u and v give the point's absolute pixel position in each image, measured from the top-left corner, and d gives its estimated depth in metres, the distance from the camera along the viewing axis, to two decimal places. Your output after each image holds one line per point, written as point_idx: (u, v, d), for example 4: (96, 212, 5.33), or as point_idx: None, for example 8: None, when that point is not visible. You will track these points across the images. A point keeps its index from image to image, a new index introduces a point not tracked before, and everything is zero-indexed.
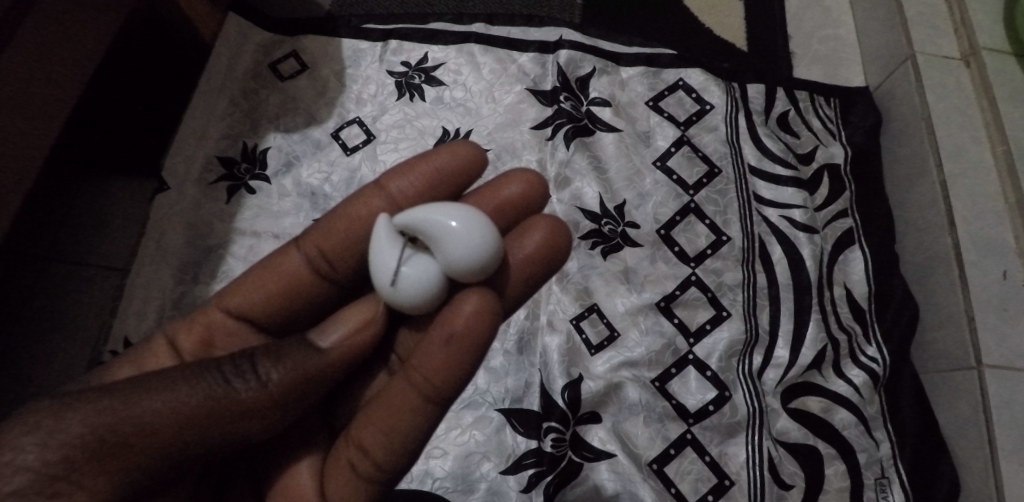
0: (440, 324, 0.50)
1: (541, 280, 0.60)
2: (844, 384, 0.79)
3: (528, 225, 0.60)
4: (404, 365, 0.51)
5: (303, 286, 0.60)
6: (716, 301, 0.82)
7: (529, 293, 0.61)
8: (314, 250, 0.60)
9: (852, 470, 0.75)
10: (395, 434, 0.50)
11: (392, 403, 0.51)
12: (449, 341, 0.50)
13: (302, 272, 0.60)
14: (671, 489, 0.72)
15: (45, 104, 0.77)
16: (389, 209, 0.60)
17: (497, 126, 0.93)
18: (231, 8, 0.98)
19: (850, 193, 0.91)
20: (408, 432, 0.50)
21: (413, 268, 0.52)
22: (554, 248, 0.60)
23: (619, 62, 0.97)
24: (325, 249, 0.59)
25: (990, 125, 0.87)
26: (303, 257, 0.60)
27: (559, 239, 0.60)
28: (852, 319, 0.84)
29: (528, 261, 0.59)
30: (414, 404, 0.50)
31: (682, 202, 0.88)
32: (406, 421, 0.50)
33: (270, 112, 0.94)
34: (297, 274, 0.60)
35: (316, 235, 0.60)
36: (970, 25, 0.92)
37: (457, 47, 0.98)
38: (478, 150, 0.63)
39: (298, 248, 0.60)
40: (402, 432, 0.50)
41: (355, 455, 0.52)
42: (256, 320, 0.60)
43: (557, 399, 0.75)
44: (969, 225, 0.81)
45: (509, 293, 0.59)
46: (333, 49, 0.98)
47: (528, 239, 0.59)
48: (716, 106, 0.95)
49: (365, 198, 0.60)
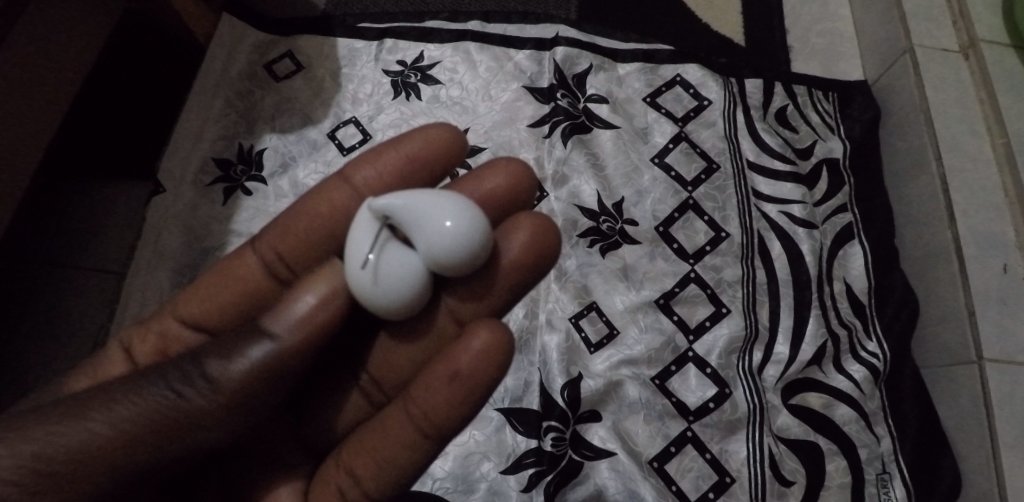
0: (445, 359, 0.51)
1: (532, 278, 0.58)
2: (845, 380, 0.79)
3: (514, 221, 0.57)
4: (405, 393, 0.52)
5: (260, 292, 0.59)
6: (715, 297, 0.82)
7: (522, 292, 0.58)
8: (274, 254, 0.59)
9: (853, 466, 0.75)
10: (387, 463, 0.51)
11: (388, 433, 0.52)
12: (452, 377, 0.50)
13: (259, 277, 0.59)
14: (671, 487, 0.72)
15: (34, 108, 0.77)
16: (354, 201, 0.59)
17: (494, 125, 0.92)
18: (226, 8, 0.98)
19: (849, 188, 0.91)
20: (399, 461, 0.51)
21: (393, 262, 0.50)
22: (543, 245, 0.57)
23: (616, 58, 0.97)
24: (284, 252, 0.59)
25: (989, 118, 0.86)
26: (259, 261, 0.60)
27: (547, 235, 0.57)
28: (852, 314, 0.83)
29: (517, 260, 0.56)
30: (409, 435, 0.51)
31: (680, 199, 0.87)
32: (397, 451, 0.51)
33: (266, 113, 0.93)
34: (255, 278, 0.59)
35: (275, 237, 0.59)
36: (969, 17, 0.92)
37: (453, 46, 0.97)
38: (455, 136, 0.62)
39: (254, 250, 0.60)
40: (393, 461, 0.51)
41: (345, 481, 0.53)
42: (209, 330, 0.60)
43: (557, 398, 0.75)
44: (969, 219, 0.81)
45: (497, 292, 0.57)
46: (328, 48, 0.97)
47: (513, 238, 0.56)
48: (714, 102, 0.94)
49: (330, 191, 0.59)
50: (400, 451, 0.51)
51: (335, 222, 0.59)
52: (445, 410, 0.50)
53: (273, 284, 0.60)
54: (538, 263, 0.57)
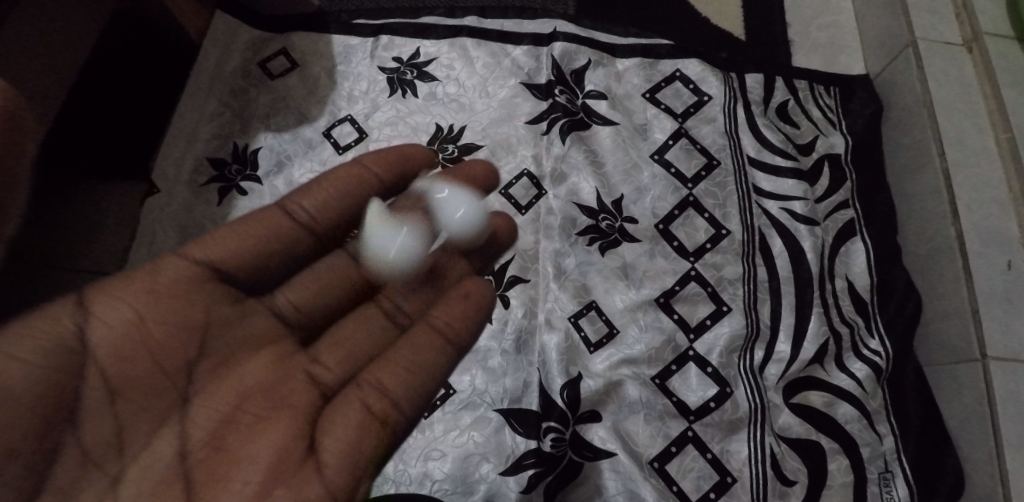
0: (457, 291, 0.63)
1: (487, 260, 0.72)
2: (847, 378, 0.78)
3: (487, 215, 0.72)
4: (428, 317, 0.61)
5: (290, 237, 0.62)
6: (716, 295, 0.81)
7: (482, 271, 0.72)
8: (300, 205, 0.62)
9: (855, 465, 0.75)
10: (415, 377, 0.57)
11: (417, 351, 0.58)
12: (466, 299, 0.62)
13: (289, 226, 0.62)
14: (672, 487, 0.71)
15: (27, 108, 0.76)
16: (370, 180, 0.66)
17: (491, 122, 0.91)
18: (219, 5, 0.97)
19: (851, 184, 0.90)
20: (425, 378, 0.57)
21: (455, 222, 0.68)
22: (502, 236, 0.72)
23: (614, 53, 0.95)
24: (312, 205, 0.63)
25: (993, 112, 0.85)
26: (286, 212, 0.62)
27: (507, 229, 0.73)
28: (854, 311, 0.83)
29: (480, 244, 0.70)
30: (437, 347, 0.59)
31: (680, 196, 0.86)
32: (424, 369, 0.57)
33: (260, 112, 0.93)
34: (280, 225, 0.61)
35: (303, 191, 0.63)
36: (972, 10, 0.90)
37: (449, 42, 0.96)
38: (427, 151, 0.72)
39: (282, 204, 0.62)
40: (419, 377, 0.57)
41: (371, 396, 0.54)
42: (231, 274, 0.59)
43: (556, 398, 0.75)
44: (972, 214, 0.80)
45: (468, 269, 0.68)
46: (323, 45, 0.96)
47: (484, 226, 0.70)
48: (714, 97, 0.93)
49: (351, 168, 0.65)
50: (428, 363, 0.58)
51: (359, 192, 0.65)
52: (466, 329, 0.61)
53: (299, 230, 0.63)
54: (496, 249, 0.72)
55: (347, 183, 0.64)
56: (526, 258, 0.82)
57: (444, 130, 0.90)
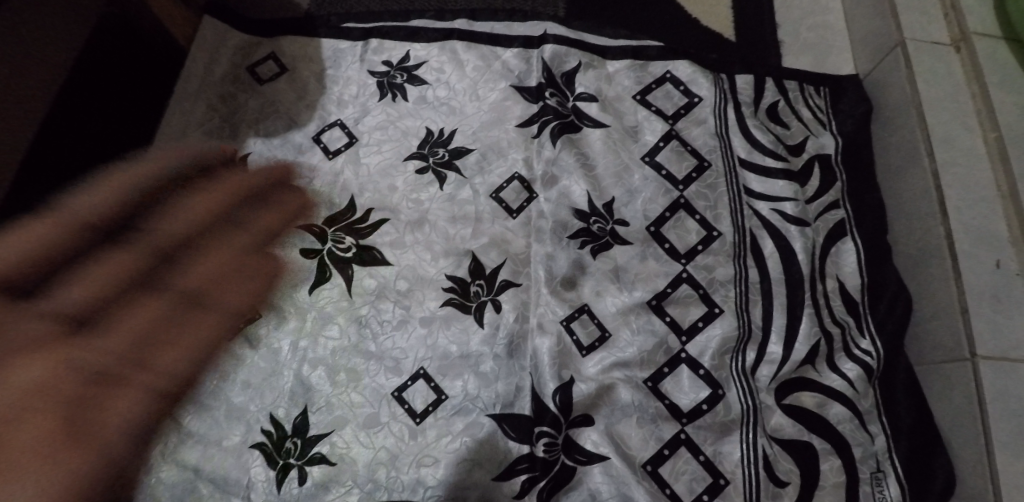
0: (246, 266, 0.80)
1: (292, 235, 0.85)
2: (838, 378, 0.79)
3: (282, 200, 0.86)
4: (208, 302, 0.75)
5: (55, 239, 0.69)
6: (708, 297, 0.81)
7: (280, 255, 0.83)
8: (80, 208, 0.73)
9: (847, 465, 0.75)
10: (183, 357, 0.73)
11: (201, 325, 0.75)
12: (252, 278, 0.80)
13: (63, 229, 0.70)
14: (665, 490, 0.72)
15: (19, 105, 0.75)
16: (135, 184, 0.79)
17: (482, 125, 0.90)
18: (208, 10, 0.97)
19: (841, 184, 0.91)
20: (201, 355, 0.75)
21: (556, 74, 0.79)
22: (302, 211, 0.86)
23: (605, 55, 0.95)
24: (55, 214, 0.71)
25: (981, 112, 0.85)
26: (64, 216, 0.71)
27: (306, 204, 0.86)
28: (845, 311, 0.83)
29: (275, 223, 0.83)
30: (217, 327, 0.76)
31: (672, 198, 0.86)
32: (205, 342, 0.75)
33: (249, 116, 0.92)
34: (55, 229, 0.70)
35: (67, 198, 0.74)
36: (960, 9, 0.91)
37: (439, 45, 0.96)
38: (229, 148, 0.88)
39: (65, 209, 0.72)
40: (196, 353, 0.75)
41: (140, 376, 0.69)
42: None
43: (548, 403, 0.75)
44: (961, 214, 0.80)
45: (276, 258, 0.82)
46: (313, 49, 0.96)
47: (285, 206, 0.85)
48: (705, 99, 0.93)
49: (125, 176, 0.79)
50: (205, 337, 0.75)
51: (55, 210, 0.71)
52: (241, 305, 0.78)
53: (53, 231, 0.69)
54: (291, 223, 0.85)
55: (135, 184, 0.78)
56: (518, 261, 0.82)
57: (434, 134, 0.90)
